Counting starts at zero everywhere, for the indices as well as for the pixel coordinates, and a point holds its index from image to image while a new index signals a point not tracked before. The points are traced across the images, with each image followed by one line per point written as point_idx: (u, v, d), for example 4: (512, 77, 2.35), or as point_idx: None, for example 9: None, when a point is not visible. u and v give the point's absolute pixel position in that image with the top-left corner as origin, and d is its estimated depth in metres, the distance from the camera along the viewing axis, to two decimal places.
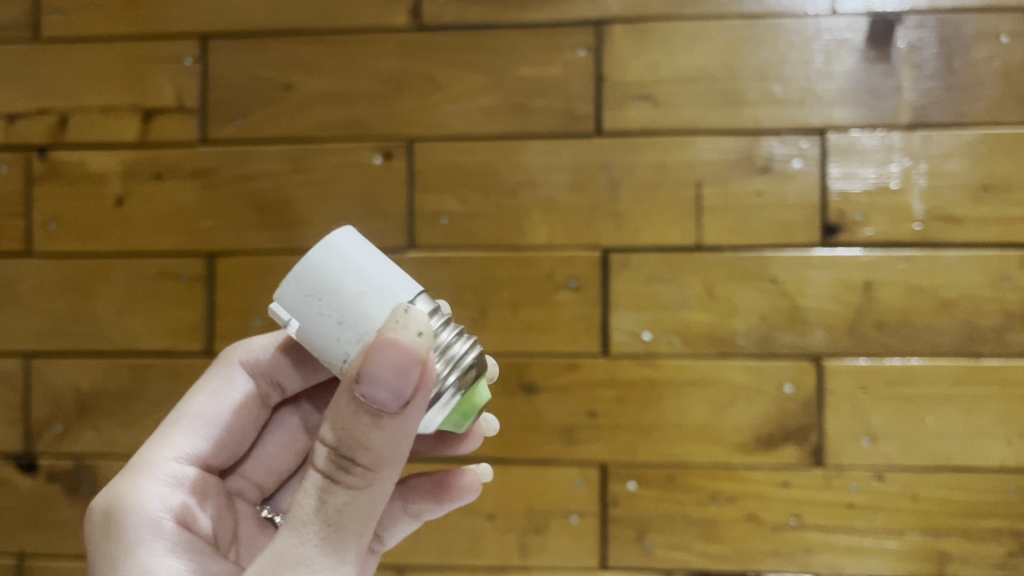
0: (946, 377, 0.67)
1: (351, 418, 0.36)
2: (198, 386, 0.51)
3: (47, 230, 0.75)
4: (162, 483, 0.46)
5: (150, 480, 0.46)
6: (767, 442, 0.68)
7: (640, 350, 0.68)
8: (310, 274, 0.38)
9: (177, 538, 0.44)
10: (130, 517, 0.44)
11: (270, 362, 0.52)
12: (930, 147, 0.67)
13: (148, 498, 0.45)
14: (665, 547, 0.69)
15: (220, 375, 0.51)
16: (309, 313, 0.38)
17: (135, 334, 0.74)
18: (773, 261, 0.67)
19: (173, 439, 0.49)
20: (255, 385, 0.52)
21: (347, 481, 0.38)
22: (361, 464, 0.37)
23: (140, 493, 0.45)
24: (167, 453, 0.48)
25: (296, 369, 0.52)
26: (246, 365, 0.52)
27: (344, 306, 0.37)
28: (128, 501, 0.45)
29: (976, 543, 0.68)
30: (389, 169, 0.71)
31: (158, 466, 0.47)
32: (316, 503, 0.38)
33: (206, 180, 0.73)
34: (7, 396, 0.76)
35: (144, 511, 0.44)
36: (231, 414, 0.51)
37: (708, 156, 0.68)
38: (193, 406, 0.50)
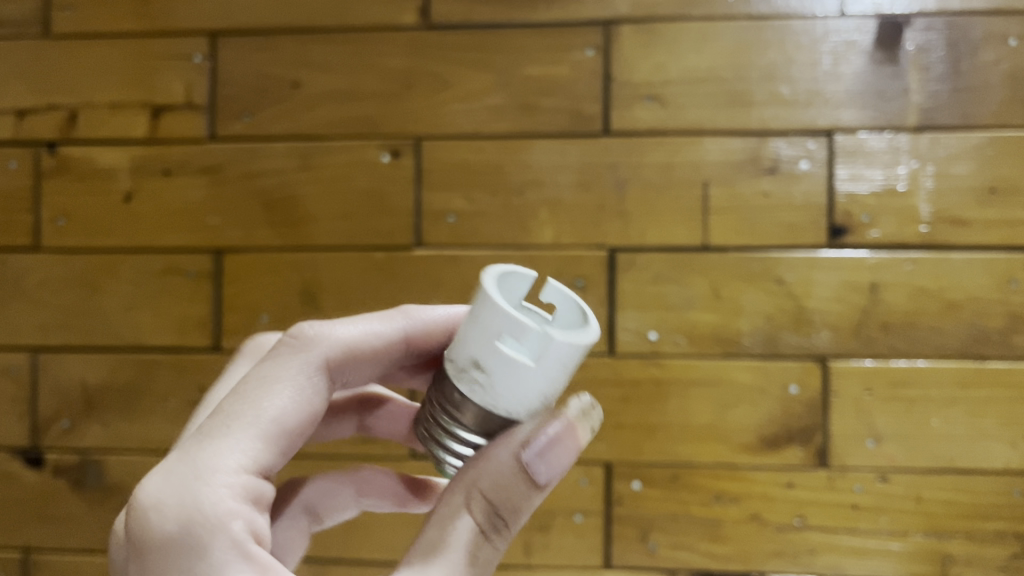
0: (951, 380, 0.67)
1: (516, 480, 0.36)
2: (267, 381, 0.40)
3: (55, 226, 0.75)
4: (241, 498, 0.36)
5: (218, 493, 0.35)
6: (772, 442, 0.68)
7: (645, 349, 0.69)
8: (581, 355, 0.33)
9: (268, 563, 0.34)
10: (210, 534, 0.34)
11: (350, 361, 0.43)
12: (938, 149, 0.67)
13: (232, 513, 0.35)
14: (669, 547, 0.70)
15: (298, 373, 0.40)
16: (538, 373, 0.33)
17: (142, 330, 0.74)
18: (780, 262, 0.67)
19: (236, 445, 0.37)
20: (327, 390, 0.42)
21: (494, 539, 0.37)
22: (510, 523, 0.38)
23: (215, 508, 0.35)
24: (228, 467, 0.36)
25: (365, 371, 0.43)
26: (325, 364, 0.41)
27: (554, 392, 0.34)
28: (205, 516, 0.34)
29: (979, 546, 0.68)
30: (397, 168, 0.71)
31: (220, 484, 0.35)
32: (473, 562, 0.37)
33: (214, 177, 0.73)
34: (14, 391, 0.76)
35: (228, 530, 0.34)
36: (301, 421, 0.39)
37: (714, 156, 0.68)
38: (261, 407, 0.38)
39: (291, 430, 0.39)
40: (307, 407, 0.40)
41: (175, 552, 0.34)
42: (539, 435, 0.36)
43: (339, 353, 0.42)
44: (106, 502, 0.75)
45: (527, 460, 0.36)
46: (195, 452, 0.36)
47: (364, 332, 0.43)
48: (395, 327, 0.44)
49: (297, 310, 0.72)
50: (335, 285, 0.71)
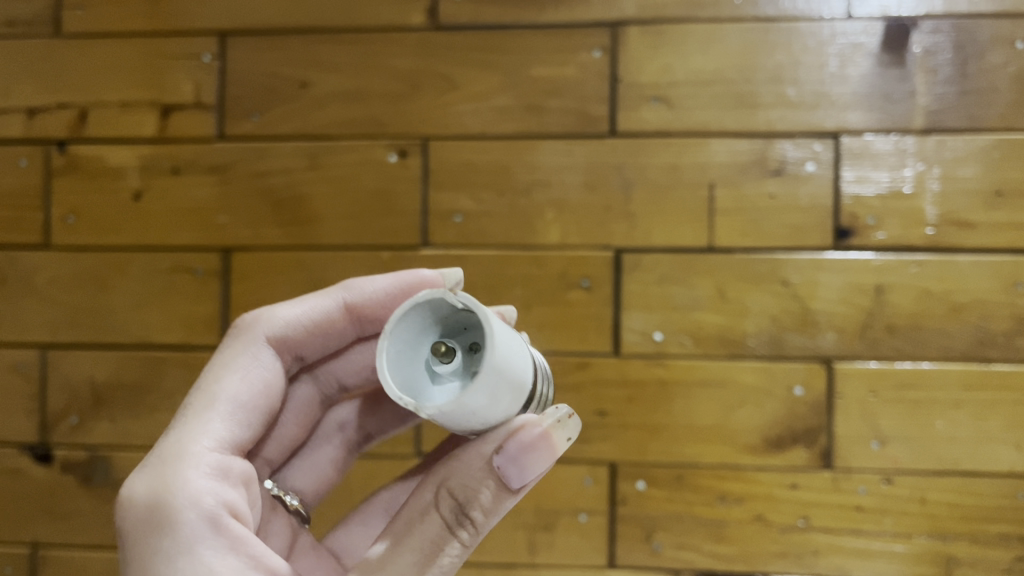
0: (956, 382, 0.67)
1: (478, 480, 0.38)
2: (221, 366, 0.45)
3: (65, 224, 0.76)
4: (210, 475, 0.40)
5: (195, 469, 0.40)
6: (776, 443, 0.68)
7: (650, 350, 0.69)
8: (475, 397, 0.33)
9: (238, 533, 0.38)
10: (183, 515, 0.38)
11: (295, 336, 0.49)
12: (944, 152, 0.67)
13: (202, 491, 0.39)
14: (673, 547, 0.70)
15: (247, 353, 0.46)
16: (452, 419, 0.35)
17: (151, 328, 0.75)
18: (785, 263, 0.68)
19: (208, 424, 0.42)
20: (280, 362, 0.48)
21: (460, 535, 0.39)
22: (479, 522, 0.39)
23: (190, 486, 0.39)
24: (206, 441, 0.42)
25: (318, 342, 0.50)
26: (269, 342, 0.48)
27: (493, 413, 0.35)
28: (175, 496, 0.38)
29: (983, 548, 0.68)
30: (404, 167, 0.71)
31: (206, 454, 0.41)
32: (433, 552, 0.39)
33: (222, 176, 0.74)
34: (24, 387, 0.77)
35: (197, 506, 0.38)
36: (259, 392, 0.45)
37: (720, 157, 0.68)
38: (224, 386, 0.44)
39: (256, 400, 0.45)
40: (260, 384, 0.46)
41: (152, 534, 0.38)
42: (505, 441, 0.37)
43: (281, 333, 0.48)
44: (114, 498, 0.76)
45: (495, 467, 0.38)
46: (166, 439, 0.41)
47: (305, 310, 0.49)
48: (335, 299, 0.50)
49: None
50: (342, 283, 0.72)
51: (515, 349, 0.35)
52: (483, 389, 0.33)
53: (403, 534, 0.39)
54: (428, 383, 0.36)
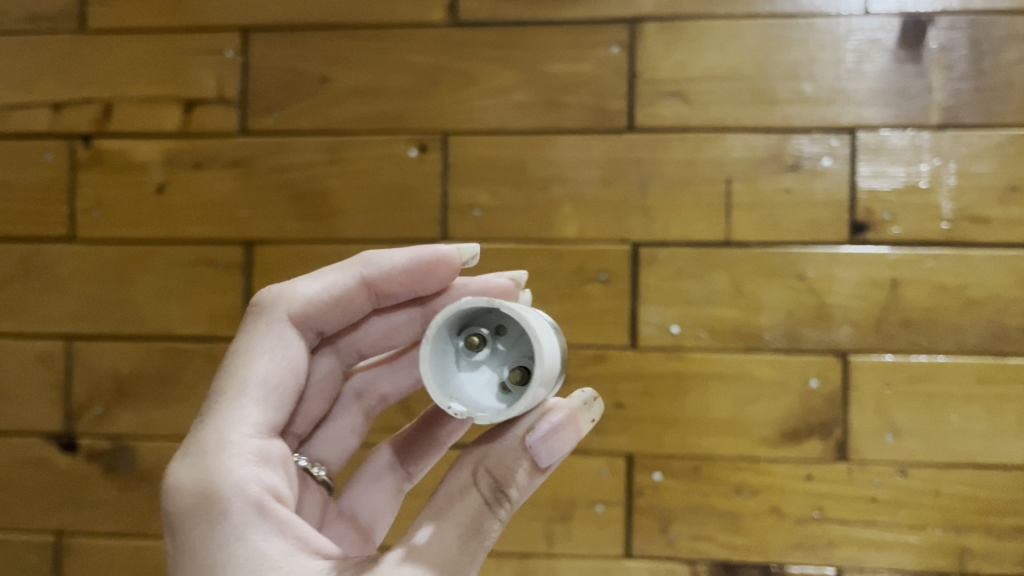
0: (970, 376, 0.68)
1: (515, 454, 0.39)
2: (248, 349, 0.45)
3: (89, 217, 0.77)
4: (253, 461, 0.41)
5: (239, 457, 0.41)
6: (791, 435, 0.69)
7: (667, 343, 0.70)
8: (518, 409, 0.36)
9: (285, 516, 0.39)
10: (231, 503, 0.39)
11: (314, 313, 0.48)
12: (960, 148, 0.68)
13: (247, 479, 0.40)
14: (689, 538, 0.71)
15: (271, 335, 0.46)
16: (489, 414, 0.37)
17: (173, 319, 0.76)
18: (802, 258, 0.68)
19: (245, 410, 0.43)
20: (302, 339, 0.48)
21: (500, 512, 0.39)
22: (516, 499, 0.40)
23: (235, 474, 0.40)
24: (245, 428, 0.42)
25: (336, 315, 0.50)
26: (291, 320, 0.48)
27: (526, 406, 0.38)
28: (223, 486, 0.39)
29: (997, 540, 0.68)
30: (424, 162, 0.72)
31: (245, 440, 0.42)
32: (476, 526, 0.39)
33: (244, 170, 0.75)
34: (48, 378, 0.78)
35: (243, 493, 0.39)
36: (288, 370, 0.46)
37: (737, 153, 0.69)
38: (254, 369, 0.45)
39: (286, 381, 0.45)
40: (287, 363, 0.46)
41: (201, 522, 0.39)
42: (537, 419, 0.39)
43: (302, 311, 0.48)
44: (138, 487, 0.77)
45: (533, 445, 0.39)
46: (204, 429, 0.42)
47: (324, 287, 0.49)
48: (351, 275, 0.50)
49: None
50: None
51: (554, 347, 0.37)
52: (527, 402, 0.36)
53: (443, 510, 0.39)
54: (455, 368, 0.37)
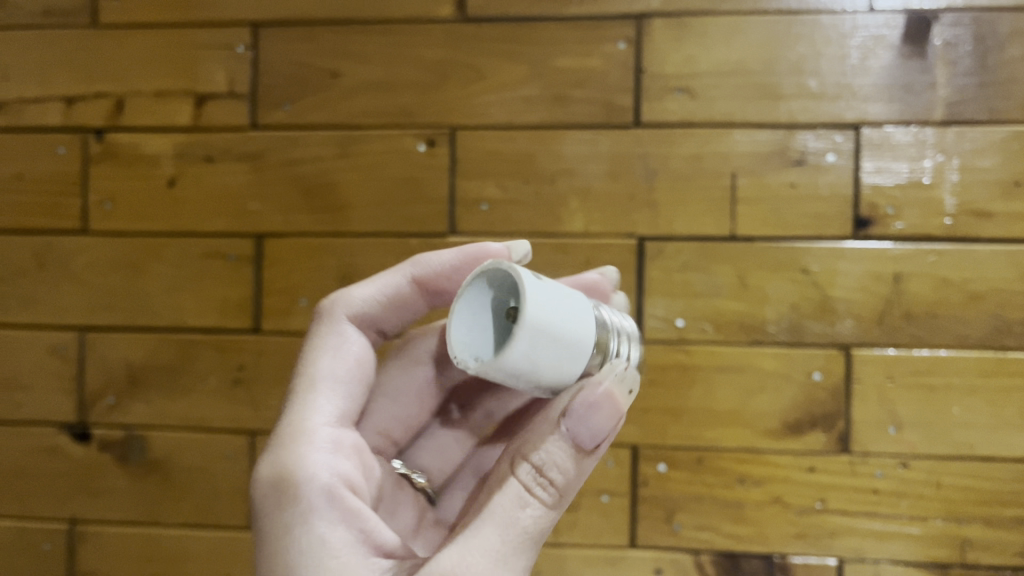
0: (972, 369, 0.68)
1: (553, 440, 0.40)
2: (316, 348, 0.49)
3: (102, 210, 0.78)
4: (324, 449, 0.44)
5: (311, 448, 0.44)
6: (794, 427, 0.70)
7: (672, 335, 0.71)
8: (513, 367, 0.38)
9: (353, 504, 0.42)
10: (303, 489, 0.42)
11: (373, 312, 0.52)
12: (964, 143, 0.68)
13: (318, 466, 0.43)
14: (693, 528, 0.72)
15: (335, 334, 0.50)
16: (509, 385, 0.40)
17: (185, 311, 0.77)
18: (805, 252, 0.69)
19: (317, 403, 0.46)
20: (365, 337, 0.52)
21: (540, 498, 0.40)
22: (559, 485, 0.40)
23: (310, 463, 0.43)
24: (317, 420, 0.46)
25: (394, 314, 0.53)
26: (351, 321, 0.51)
27: (545, 378, 0.40)
28: (295, 472, 0.42)
29: (997, 532, 0.69)
30: (432, 156, 0.73)
31: (321, 433, 0.45)
32: (517, 513, 0.39)
33: (254, 164, 0.76)
34: (61, 368, 0.79)
35: (313, 479, 0.42)
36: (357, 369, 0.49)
37: (742, 148, 0.70)
38: (320, 367, 0.48)
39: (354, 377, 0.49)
40: (353, 358, 0.49)
41: (276, 506, 0.42)
42: (570, 401, 0.40)
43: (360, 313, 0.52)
44: (151, 476, 0.78)
45: (569, 431, 0.40)
46: (280, 422, 0.46)
47: (379, 289, 0.52)
48: (403, 276, 0.53)
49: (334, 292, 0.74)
50: (371, 268, 0.74)
51: (560, 313, 0.39)
52: (519, 357, 0.37)
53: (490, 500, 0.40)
54: (488, 338, 0.40)
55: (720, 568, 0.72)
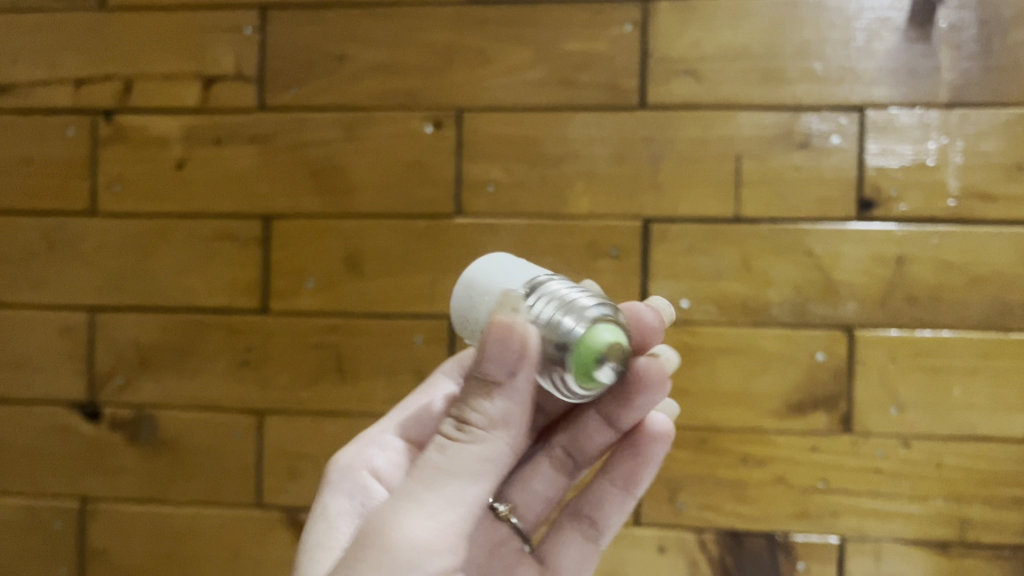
0: (974, 350, 0.69)
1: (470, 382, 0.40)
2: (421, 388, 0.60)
3: (111, 191, 0.79)
4: (378, 447, 0.56)
5: (365, 446, 0.56)
6: (797, 407, 0.71)
7: (677, 317, 0.71)
8: (457, 304, 0.46)
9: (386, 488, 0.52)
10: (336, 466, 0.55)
11: None
12: (967, 126, 0.68)
13: (357, 455, 0.55)
14: (696, 506, 0.72)
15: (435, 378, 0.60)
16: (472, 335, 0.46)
17: (194, 292, 0.78)
18: (809, 234, 0.70)
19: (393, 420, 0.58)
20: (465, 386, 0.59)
21: (460, 437, 0.40)
22: (474, 421, 0.40)
23: (353, 453, 0.55)
24: (388, 429, 0.57)
25: None
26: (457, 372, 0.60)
27: (477, 314, 0.44)
28: (340, 455, 0.56)
29: (998, 511, 0.70)
30: (439, 139, 0.74)
31: (384, 437, 0.57)
32: (434, 456, 0.41)
33: (262, 146, 0.76)
34: (72, 348, 0.80)
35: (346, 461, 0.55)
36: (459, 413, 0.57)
37: (747, 130, 0.70)
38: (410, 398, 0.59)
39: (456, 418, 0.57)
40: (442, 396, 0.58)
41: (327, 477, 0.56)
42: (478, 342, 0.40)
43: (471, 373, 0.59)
44: (161, 456, 0.79)
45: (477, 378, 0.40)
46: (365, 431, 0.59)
47: None
48: None
49: (342, 274, 0.75)
50: (379, 250, 0.74)
51: (508, 267, 0.45)
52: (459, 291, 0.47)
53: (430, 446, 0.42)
54: None
55: (722, 547, 0.72)
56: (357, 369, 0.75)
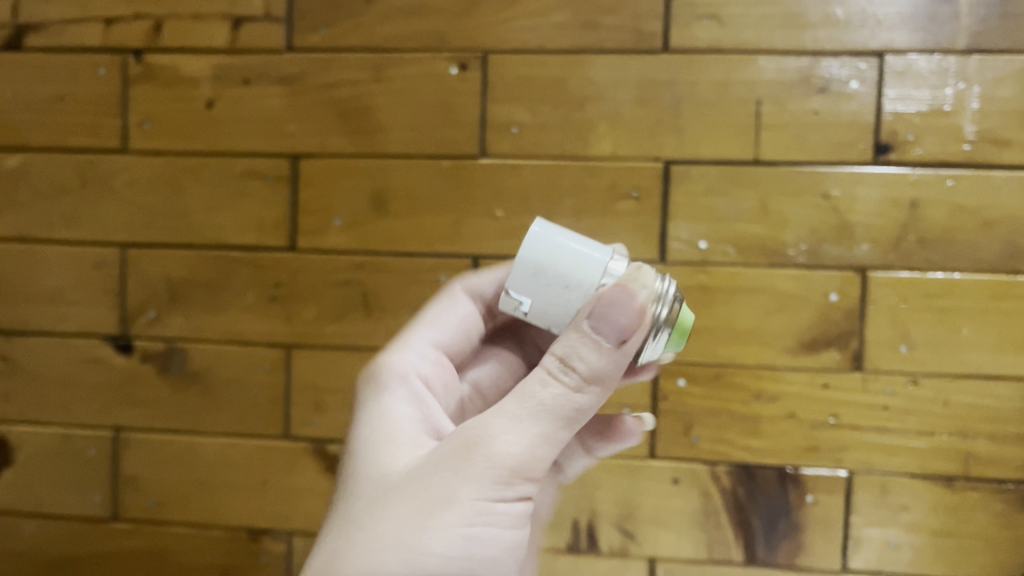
0: (983, 292, 0.71)
1: (578, 337, 0.43)
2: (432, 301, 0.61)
3: (142, 129, 0.80)
4: (418, 359, 0.56)
5: (406, 354, 0.56)
6: (810, 346, 0.73)
7: (695, 257, 0.73)
8: (528, 260, 0.47)
9: (421, 406, 0.53)
10: (387, 379, 0.54)
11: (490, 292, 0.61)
12: (984, 72, 0.70)
13: (405, 368, 0.54)
14: (709, 440, 0.75)
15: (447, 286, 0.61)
16: (539, 287, 0.47)
17: (223, 229, 0.80)
18: (826, 177, 0.71)
19: (422, 330, 0.58)
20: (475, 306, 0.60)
21: (560, 379, 0.43)
22: (581, 370, 0.43)
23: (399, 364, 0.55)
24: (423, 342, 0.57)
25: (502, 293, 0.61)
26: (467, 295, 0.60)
27: (566, 271, 0.46)
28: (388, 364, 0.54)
29: (1001, 447, 0.72)
30: (464, 80, 0.75)
31: (417, 344, 0.57)
32: (536, 388, 0.43)
33: (290, 87, 0.78)
34: (104, 283, 0.82)
35: (400, 377, 0.54)
36: (460, 323, 0.59)
37: (768, 75, 0.71)
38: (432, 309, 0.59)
39: (456, 330, 0.59)
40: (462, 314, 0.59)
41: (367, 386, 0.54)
42: (591, 305, 0.43)
43: (476, 292, 0.60)
44: (191, 387, 0.82)
45: (566, 334, 0.43)
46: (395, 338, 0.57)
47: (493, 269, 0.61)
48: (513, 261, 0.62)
49: (368, 212, 0.77)
50: (405, 189, 0.76)
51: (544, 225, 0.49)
52: (530, 248, 0.47)
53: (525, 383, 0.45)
54: None
55: (734, 479, 0.75)
56: (382, 305, 0.78)
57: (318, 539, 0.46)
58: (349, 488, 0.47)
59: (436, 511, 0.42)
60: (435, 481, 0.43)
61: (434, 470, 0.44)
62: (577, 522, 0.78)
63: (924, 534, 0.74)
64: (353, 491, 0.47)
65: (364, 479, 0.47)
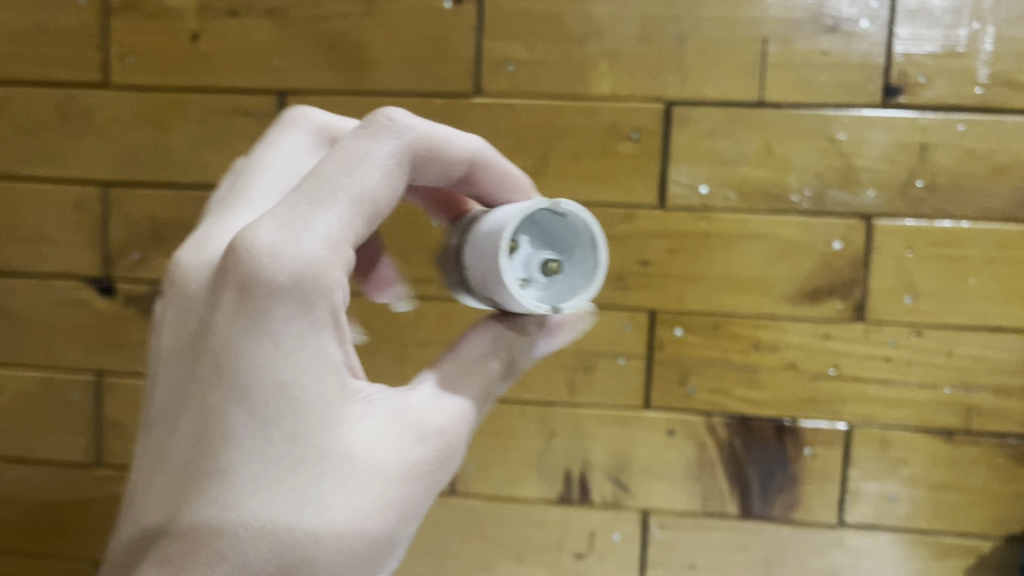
0: (991, 241, 0.69)
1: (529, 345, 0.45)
2: (359, 157, 0.41)
3: (124, 63, 0.77)
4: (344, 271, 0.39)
5: (332, 256, 0.38)
6: (813, 295, 0.71)
7: (696, 202, 0.71)
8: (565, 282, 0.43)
9: (346, 331, 0.40)
10: (319, 302, 0.38)
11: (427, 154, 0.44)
12: (1000, 11, 0.67)
13: (337, 283, 0.39)
14: (706, 391, 0.73)
15: (390, 150, 0.42)
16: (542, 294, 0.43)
17: (208, 168, 0.77)
18: (833, 121, 0.69)
19: (347, 219, 0.39)
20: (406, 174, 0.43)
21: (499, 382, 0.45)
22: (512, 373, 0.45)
23: (328, 271, 0.38)
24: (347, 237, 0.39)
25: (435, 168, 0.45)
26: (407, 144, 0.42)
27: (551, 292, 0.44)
28: (322, 273, 0.38)
29: (1004, 400, 0.71)
30: (460, 15, 0.72)
31: (337, 237, 0.39)
32: (488, 392, 0.44)
33: (279, 20, 0.75)
34: (86, 223, 0.80)
35: (329, 295, 0.38)
36: (393, 199, 0.42)
37: (776, 12, 0.68)
38: (365, 183, 0.40)
39: (382, 205, 0.41)
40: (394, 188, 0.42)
41: (287, 300, 0.38)
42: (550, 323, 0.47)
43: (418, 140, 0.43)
44: None
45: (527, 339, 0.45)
46: (312, 213, 0.39)
47: (442, 135, 0.45)
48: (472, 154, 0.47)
49: None
50: None
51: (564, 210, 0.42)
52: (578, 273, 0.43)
53: (462, 376, 0.43)
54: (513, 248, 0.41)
55: (731, 431, 0.74)
56: None
57: (235, 506, 0.37)
58: (279, 446, 0.37)
59: (402, 527, 0.40)
60: (405, 491, 0.39)
61: (402, 474, 0.39)
62: (569, 472, 0.76)
63: (923, 489, 0.73)
64: (292, 461, 0.37)
65: (312, 447, 0.37)
